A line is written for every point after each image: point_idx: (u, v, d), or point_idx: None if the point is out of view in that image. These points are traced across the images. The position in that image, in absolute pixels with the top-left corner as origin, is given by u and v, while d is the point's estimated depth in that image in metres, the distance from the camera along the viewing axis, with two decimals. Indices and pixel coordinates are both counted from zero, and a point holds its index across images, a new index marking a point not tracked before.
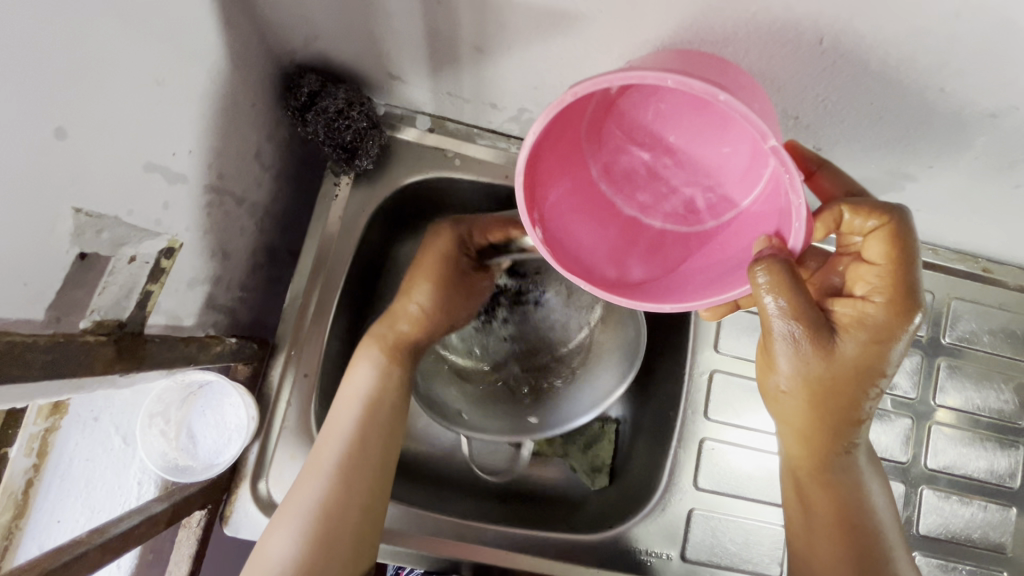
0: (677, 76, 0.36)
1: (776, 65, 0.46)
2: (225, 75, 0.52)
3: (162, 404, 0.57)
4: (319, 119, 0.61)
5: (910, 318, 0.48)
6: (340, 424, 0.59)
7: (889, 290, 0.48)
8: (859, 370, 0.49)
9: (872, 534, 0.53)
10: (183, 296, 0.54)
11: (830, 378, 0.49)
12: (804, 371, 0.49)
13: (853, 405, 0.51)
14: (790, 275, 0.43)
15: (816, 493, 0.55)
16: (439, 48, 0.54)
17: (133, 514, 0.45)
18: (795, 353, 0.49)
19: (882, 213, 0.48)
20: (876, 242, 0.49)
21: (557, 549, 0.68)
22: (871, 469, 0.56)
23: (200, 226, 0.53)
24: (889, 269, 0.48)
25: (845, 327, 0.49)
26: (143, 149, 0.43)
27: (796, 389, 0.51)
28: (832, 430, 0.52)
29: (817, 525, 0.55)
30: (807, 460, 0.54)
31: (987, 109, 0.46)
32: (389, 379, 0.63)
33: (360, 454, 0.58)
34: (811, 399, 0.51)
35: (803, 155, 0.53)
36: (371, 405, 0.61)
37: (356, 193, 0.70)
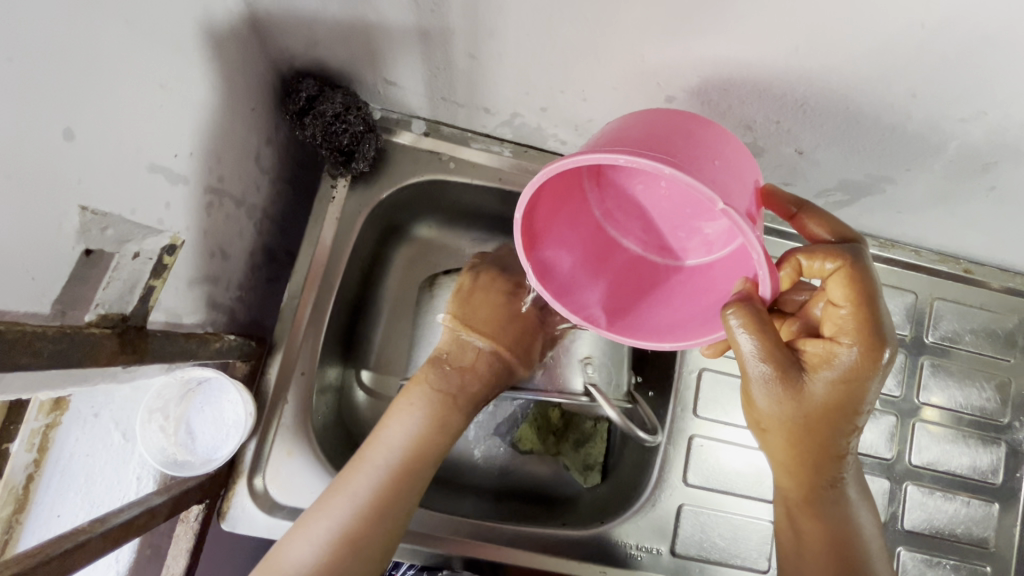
0: (629, 154, 0.42)
1: (755, 70, 0.48)
2: (225, 81, 0.54)
3: (162, 400, 0.58)
4: (317, 123, 0.63)
5: (880, 358, 0.47)
6: (381, 454, 0.57)
7: (857, 328, 0.47)
8: (834, 408, 0.49)
9: (861, 556, 0.55)
10: (182, 294, 0.55)
11: (808, 419, 0.50)
12: (780, 411, 0.50)
13: (830, 440, 0.52)
14: (759, 318, 0.46)
15: (806, 523, 0.56)
16: (433, 55, 0.56)
17: (132, 505, 0.47)
18: (767, 393, 0.50)
19: (835, 257, 0.49)
20: (837, 284, 0.49)
21: (553, 545, 0.69)
22: (861, 497, 0.57)
23: (200, 226, 0.55)
24: (853, 310, 0.48)
25: (816, 370, 0.49)
26: (147, 150, 0.45)
27: (777, 427, 0.51)
28: (821, 465, 0.53)
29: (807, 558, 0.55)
30: (800, 491, 0.55)
31: (958, 114, 0.48)
32: (438, 419, 0.60)
33: (389, 495, 0.55)
34: (780, 435, 0.52)
35: (780, 200, 0.54)
36: (416, 448, 0.58)
37: (353, 195, 0.72)
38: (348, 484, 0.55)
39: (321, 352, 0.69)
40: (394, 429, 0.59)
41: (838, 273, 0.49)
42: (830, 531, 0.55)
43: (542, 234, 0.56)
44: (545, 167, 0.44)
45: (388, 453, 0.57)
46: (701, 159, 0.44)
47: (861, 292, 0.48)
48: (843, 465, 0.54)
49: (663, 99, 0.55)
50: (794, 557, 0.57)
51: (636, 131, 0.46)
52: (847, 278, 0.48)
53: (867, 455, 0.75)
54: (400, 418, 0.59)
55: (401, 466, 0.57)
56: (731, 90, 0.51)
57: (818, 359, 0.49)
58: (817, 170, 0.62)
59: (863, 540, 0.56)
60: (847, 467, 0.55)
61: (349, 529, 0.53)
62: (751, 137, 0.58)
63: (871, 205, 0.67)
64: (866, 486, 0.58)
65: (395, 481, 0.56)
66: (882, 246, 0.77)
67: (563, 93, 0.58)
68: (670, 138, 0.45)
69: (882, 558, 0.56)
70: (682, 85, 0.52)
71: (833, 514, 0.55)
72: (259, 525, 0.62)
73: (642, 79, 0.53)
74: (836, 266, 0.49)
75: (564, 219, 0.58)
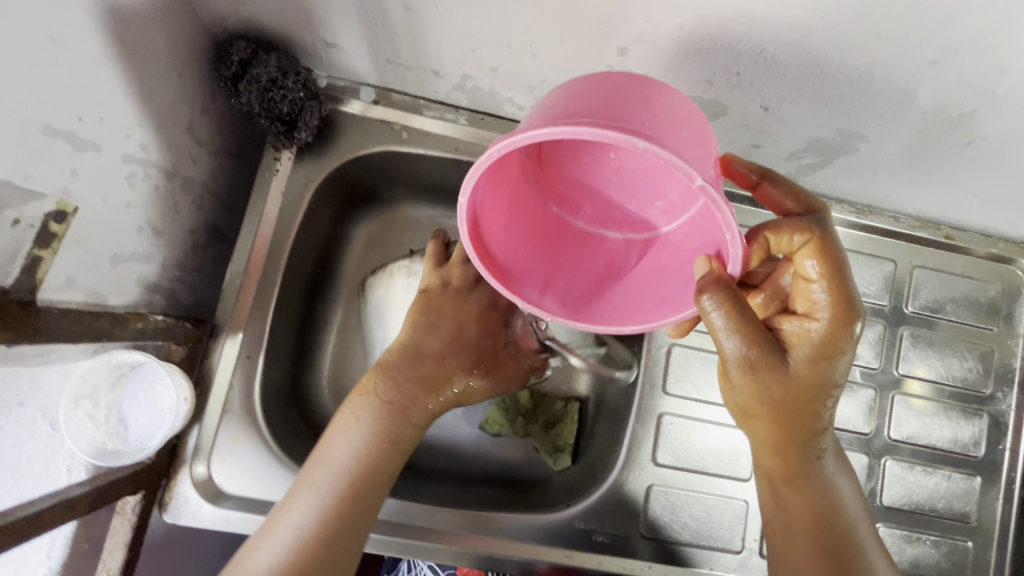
0: (595, 127, 0.36)
1: (707, 13, 0.44)
2: (140, 40, 0.49)
3: (89, 386, 0.55)
4: (251, 89, 0.59)
5: (852, 329, 0.47)
6: (324, 473, 0.54)
7: (829, 298, 0.46)
8: (813, 388, 0.48)
9: (846, 531, 0.54)
10: (105, 272, 0.51)
11: (787, 396, 0.48)
12: (766, 399, 0.48)
13: (809, 421, 0.50)
14: (736, 301, 0.42)
15: (793, 498, 0.55)
16: (367, 9, 0.52)
17: (46, 497, 0.44)
18: (748, 377, 0.47)
19: (804, 230, 0.47)
20: (808, 260, 0.47)
21: (517, 531, 0.66)
22: (841, 467, 0.56)
23: (120, 199, 0.51)
24: (827, 282, 0.46)
25: (794, 346, 0.47)
26: (40, 111, 0.41)
27: (762, 412, 0.49)
28: (801, 442, 0.52)
29: (797, 534, 0.54)
30: (786, 470, 0.54)
31: (930, 56, 0.44)
32: (388, 430, 0.57)
33: (343, 510, 0.53)
34: (764, 422, 0.50)
35: (741, 167, 0.50)
36: (367, 459, 0.56)
37: (300, 168, 0.68)
38: (301, 502, 0.53)
39: (271, 334, 0.66)
40: (341, 437, 0.56)
41: (813, 245, 0.47)
42: (817, 510, 0.54)
43: (489, 226, 0.50)
44: (498, 143, 0.39)
45: (336, 470, 0.54)
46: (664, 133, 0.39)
47: (834, 260, 0.46)
48: (821, 443, 0.53)
49: (616, 52, 0.51)
50: (782, 541, 0.56)
51: (588, 98, 0.40)
52: (825, 248, 0.46)
53: (844, 430, 0.73)
54: (346, 436, 0.56)
55: (354, 477, 0.54)
56: (686, 38, 0.48)
57: (795, 335, 0.47)
58: (783, 127, 0.58)
59: (847, 513, 0.55)
60: (825, 438, 0.54)
61: (300, 554, 0.50)
62: (713, 93, 0.55)
63: (845, 167, 0.64)
64: (846, 458, 0.58)
65: (352, 489, 0.54)
66: (859, 212, 0.74)
67: (511, 49, 0.54)
68: (633, 109, 0.39)
69: (867, 528, 0.56)
70: (632, 35, 0.49)
71: (816, 485, 0.54)
72: (204, 515, 0.59)
73: (591, 29, 0.49)
74: (808, 236, 0.47)
75: (506, 206, 0.52)
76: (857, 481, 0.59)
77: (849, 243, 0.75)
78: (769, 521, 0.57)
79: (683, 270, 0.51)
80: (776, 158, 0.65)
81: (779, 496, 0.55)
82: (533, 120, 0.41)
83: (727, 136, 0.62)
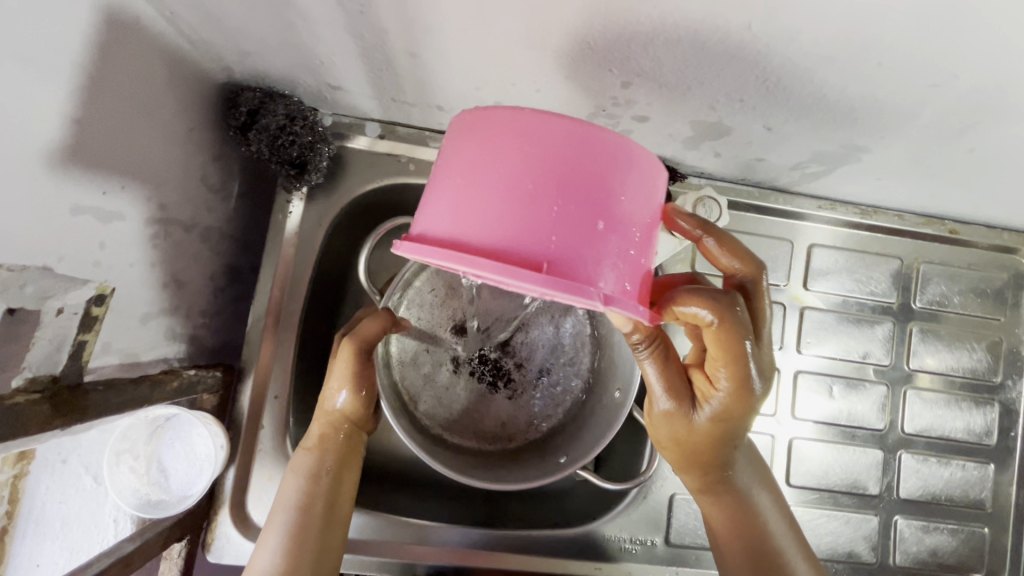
0: (487, 263, 0.38)
1: (709, 50, 0.45)
2: (151, 105, 0.50)
3: (129, 441, 0.58)
4: (262, 137, 0.60)
5: (749, 398, 0.51)
6: (280, 511, 0.57)
7: (727, 374, 0.50)
8: (713, 437, 0.55)
9: (770, 550, 0.58)
10: (137, 333, 0.53)
11: (689, 440, 0.56)
12: (672, 436, 0.57)
13: (717, 456, 0.57)
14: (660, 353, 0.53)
15: (713, 518, 0.61)
16: (372, 57, 0.53)
17: (101, 556, 0.48)
18: (662, 417, 0.56)
19: (708, 309, 0.48)
20: (711, 336, 0.49)
21: (548, 545, 0.69)
22: (762, 487, 0.61)
23: (146, 261, 0.52)
24: (725, 362, 0.50)
25: (703, 402, 0.53)
26: (68, 192, 0.42)
27: (671, 445, 0.58)
28: (711, 471, 0.58)
29: (722, 546, 0.60)
30: (702, 493, 0.61)
31: (930, 79, 0.45)
32: (320, 473, 0.59)
33: (302, 544, 0.56)
34: (674, 454, 0.58)
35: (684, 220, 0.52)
36: (309, 501, 0.58)
37: (311, 207, 0.69)
38: (267, 539, 0.57)
39: (296, 373, 0.68)
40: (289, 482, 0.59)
41: (717, 326, 0.49)
42: (737, 530, 0.59)
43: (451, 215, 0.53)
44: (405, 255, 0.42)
45: (284, 524, 0.56)
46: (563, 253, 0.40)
47: (734, 341, 0.49)
48: (733, 470, 0.59)
49: (619, 84, 0.52)
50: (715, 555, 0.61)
51: (495, 205, 0.39)
52: (727, 327, 0.49)
53: (859, 428, 0.75)
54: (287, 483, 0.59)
55: (303, 516, 0.57)
56: (688, 71, 0.49)
57: (701, 394, 0.54)
58: (786, 142, 0.59)
59: (771, 533, 0.59)
60: (736, 460, 0.59)
61: None
62: (717, 116, 0.56)
63: (849, 174, 0.65)
64: (771, 479, 0.62)
65: (298, 540, 0.56)
66: (864, 213, 0.74)
67: (515, 86, 0.55)
68: (537, 224, 0.39)
69: (794, 548, 0.59)
70: (635, 71, 0.50)
71: (732, 503, 0.59)
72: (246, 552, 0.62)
73: (595, 67, 0.50)
74: (714, 317, 0.48)
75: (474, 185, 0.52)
76: (786, 501, 0.63)
77: (854, 244, 0.76)
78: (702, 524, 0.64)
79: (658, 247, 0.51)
80: (781, 168, 0.66)
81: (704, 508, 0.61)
82: (440, 216, 0.42)
83: (731, 151, 0.63)
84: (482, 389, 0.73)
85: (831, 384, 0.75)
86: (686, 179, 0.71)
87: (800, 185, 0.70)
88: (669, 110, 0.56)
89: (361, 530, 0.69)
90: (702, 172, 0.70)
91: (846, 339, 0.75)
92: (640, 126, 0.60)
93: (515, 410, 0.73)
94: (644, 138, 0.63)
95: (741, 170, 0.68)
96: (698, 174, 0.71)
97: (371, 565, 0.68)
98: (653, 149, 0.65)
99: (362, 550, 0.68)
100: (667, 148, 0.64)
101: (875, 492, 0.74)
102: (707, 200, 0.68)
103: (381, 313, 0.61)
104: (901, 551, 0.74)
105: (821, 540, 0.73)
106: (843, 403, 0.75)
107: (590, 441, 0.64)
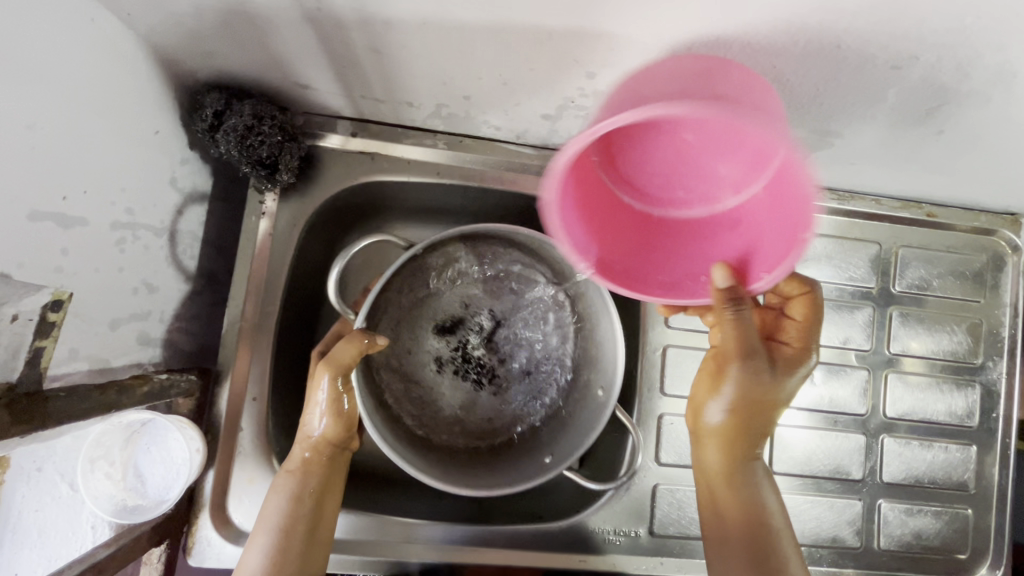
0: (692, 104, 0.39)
1: (671, 38, 0.45)
2: (111, 108, 0.50)
3: (103, 447, 0.57)
4: (229, 139, 0.59)
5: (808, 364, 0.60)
6: (263, 527, 0.58)
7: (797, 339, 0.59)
8: (771, 401, 0.60)
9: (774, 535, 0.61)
10: (107, 338, 0.52)
11: (749, 402, 0.60)
12: (727, 396, 0.61)
13: (757, 428, 0.62)
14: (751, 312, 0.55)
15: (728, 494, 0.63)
16: (336, 54, 0.53)
17: (74, 564, 0.49)
18: (732, 378, 0.59)
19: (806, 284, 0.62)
20: (801, 305, 0.61)
21: (532, 539, 0.70)
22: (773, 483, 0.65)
23: (113, 265, 0.52)
24: (807, 325, 0.61)
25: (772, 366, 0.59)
26: (26, 198, 0.42)
27: (723, 407, 0.61)
28: (748, 442, 0.62)
29: (730, 522, 0.62)
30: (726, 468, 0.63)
31: (891, 61, 0.45)
32: (304, 494, 0.59)
33: (281, 561, 0.56)
34: (724, 417, 0.61)
35: None
36: (288, 521, 0.58)
37: (285, 207, 0.69)
38: (249, 550, 0.57)
39: (274, 375, 0.68)
40: (271, 500, 0.59)
41: (808, 293, 0.61)
42: (748, 508, 0.62)
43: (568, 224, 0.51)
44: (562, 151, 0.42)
45: (265, 542, 0.57)
46: (778, 199, 0.47)
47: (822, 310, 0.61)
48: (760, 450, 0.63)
49: (585, 75, 0.52)
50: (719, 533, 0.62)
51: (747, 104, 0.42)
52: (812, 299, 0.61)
53: (840, 413, 0.75)
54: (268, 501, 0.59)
55: (284, 535, 0.57)
56: (651, 60, 0.48)
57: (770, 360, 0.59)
58: None
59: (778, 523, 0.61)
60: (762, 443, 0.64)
61: None
62: None
63: (822, 159, 0.65)
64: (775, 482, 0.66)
65: (278, 557, 0.57)
66: (841, 199, 0.74)
67: (482, 79, 0.55)
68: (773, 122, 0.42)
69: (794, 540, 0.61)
70: (600, 61, 0.49)
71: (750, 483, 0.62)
72: (227, 554, 0.62)
73: (559, 58, 0.50)
74: (804, 288, 0.61)
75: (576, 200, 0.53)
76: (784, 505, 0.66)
77: (832, 230, 0.76)
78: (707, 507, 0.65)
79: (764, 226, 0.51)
80: None
81: (726, 485, 0.63)
82: (566, 135, 0.43)
83: None
84: (468, 386, 0.72)
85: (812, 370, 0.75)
86: None
87: None
88: None
89: (345, 530, 0.68)
90: None
91: (826, 326, 0.75)
92: None
93: (499, 407, 0.72)
94: None
95: None
96: None
97: (355, 564, 0.68)
98: None
99: (346, 550, 0.67)
100: None
101: (858, 477, 0.75)
102: None
103: (355, 333, 0.59)
104: (885, 534, 0.75)
105: (805, 526, 0.73)
106: (825, 389, 0.75)
107: (576, 441, 0.65)
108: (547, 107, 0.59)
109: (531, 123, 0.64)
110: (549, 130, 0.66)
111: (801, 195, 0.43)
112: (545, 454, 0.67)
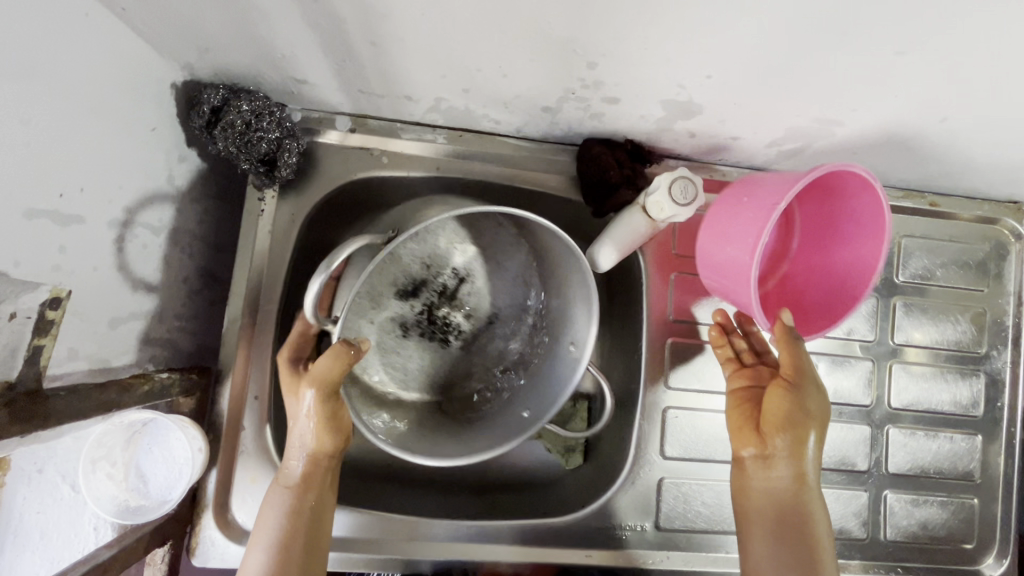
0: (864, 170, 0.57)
1: (673, 26, 0.45)
2: (106, 105, 0.49)
3: (105, 447, 0.57)
4: (227, 135, 0.59)
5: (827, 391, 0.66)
6: (262, 535, 0.57)
7: None
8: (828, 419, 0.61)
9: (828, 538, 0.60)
10: (105, 337, 0.52)
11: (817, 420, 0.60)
12: (804, 413, 0.59)
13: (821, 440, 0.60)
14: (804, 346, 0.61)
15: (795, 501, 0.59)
16: (333, 47, 0.52)
17: (75, 565, 0.49)
18: (803, 400, 0.59)
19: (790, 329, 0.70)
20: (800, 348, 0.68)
21: (537, 535, 0.69)
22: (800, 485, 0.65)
23: (111, 264, 0.51)
24: None
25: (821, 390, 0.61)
26: (21, 196, 0.41)
27: (801, 424, 0.59)
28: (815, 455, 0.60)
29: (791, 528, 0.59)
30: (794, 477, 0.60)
31: (896, 46, 0.44)
32: (301, 504, 0.58)
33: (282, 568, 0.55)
34: (801, 435, 0.59)
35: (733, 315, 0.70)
36: (288, 529, 0.57)
37: (283, 205, 0.69)
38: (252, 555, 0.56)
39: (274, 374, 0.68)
40: (268, 512, 0.58)
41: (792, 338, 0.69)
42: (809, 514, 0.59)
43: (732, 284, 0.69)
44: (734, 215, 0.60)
45: (264, 552, 0.56)
46: (848, 229, 0.66)
47: None
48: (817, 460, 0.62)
49: (585, 65, 0.51)
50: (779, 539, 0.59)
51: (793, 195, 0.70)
52: None
53: (845, 404, 0.75)
54: (264, 509, 0.58)
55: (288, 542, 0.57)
56: (653, 49, 0.48)
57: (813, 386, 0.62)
58: (759, 119, 0.58)
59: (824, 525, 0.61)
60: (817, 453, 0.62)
61: None
62: (687, 95, 0.55)
63: (825, 149, 0.64)
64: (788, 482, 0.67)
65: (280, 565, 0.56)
66: None
67: (481, 72, 0.54)
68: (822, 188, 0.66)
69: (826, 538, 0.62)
70: (601, 50, 0.49)
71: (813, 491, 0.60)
72: (231, 553, 0.62)
73: (560, 48, 0.49)
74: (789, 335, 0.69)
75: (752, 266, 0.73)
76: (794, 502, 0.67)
77: None
78: (770, 528, 0.60)
79: (858, 278, 0.66)
80: (757, 146, 0.65)
81: (796, 504, 0.59)
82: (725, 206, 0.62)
83: (705, 131, 0.63)
84: (436, 345, 0.73)
85: (816, 362, 0.74)
86: (661, 161, 0.71)
87: (777, 162, 0.70)
88: (638, 90, 0.55)
89: (350, 528, 0.67)
90: (677, 154, 0.70)
91: None
92: (610, 108, 0.59)
93: (471, 357, 0.73)
94: (617, 121, 0.62)
95: (716, 149, 0.68)
96: (674, 156, 0.71)
97: (359, 563, 0.67)
98: (627, 133, 0.65)
99: (351, 549, 0.67)
100: (641, 130, 0.64)
101: (864, 468, 0.74)
102: (681, 180, 0.61)
103: (337, 344, 0.56)
104: (891, 525, 0.74)
105: None
106: (830, 380, 0.74)
107: (555, 394, 0.66)
108: (548, 99, 0.59)
109: (531, 115, 0.63)
110: (549, 122, 0.65)
111: (880, 215, 0.61)
112: (523, 408, 0.68)
